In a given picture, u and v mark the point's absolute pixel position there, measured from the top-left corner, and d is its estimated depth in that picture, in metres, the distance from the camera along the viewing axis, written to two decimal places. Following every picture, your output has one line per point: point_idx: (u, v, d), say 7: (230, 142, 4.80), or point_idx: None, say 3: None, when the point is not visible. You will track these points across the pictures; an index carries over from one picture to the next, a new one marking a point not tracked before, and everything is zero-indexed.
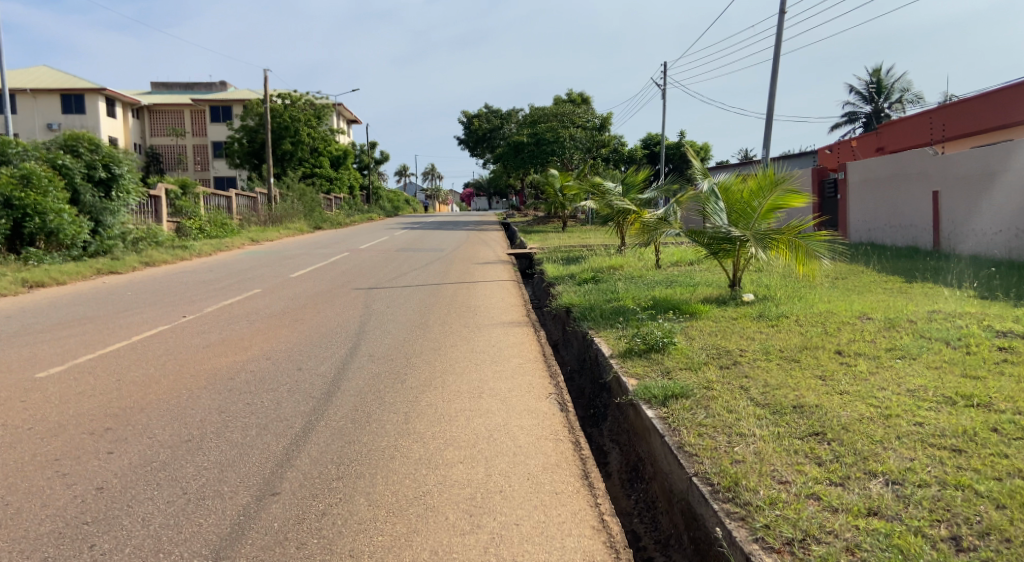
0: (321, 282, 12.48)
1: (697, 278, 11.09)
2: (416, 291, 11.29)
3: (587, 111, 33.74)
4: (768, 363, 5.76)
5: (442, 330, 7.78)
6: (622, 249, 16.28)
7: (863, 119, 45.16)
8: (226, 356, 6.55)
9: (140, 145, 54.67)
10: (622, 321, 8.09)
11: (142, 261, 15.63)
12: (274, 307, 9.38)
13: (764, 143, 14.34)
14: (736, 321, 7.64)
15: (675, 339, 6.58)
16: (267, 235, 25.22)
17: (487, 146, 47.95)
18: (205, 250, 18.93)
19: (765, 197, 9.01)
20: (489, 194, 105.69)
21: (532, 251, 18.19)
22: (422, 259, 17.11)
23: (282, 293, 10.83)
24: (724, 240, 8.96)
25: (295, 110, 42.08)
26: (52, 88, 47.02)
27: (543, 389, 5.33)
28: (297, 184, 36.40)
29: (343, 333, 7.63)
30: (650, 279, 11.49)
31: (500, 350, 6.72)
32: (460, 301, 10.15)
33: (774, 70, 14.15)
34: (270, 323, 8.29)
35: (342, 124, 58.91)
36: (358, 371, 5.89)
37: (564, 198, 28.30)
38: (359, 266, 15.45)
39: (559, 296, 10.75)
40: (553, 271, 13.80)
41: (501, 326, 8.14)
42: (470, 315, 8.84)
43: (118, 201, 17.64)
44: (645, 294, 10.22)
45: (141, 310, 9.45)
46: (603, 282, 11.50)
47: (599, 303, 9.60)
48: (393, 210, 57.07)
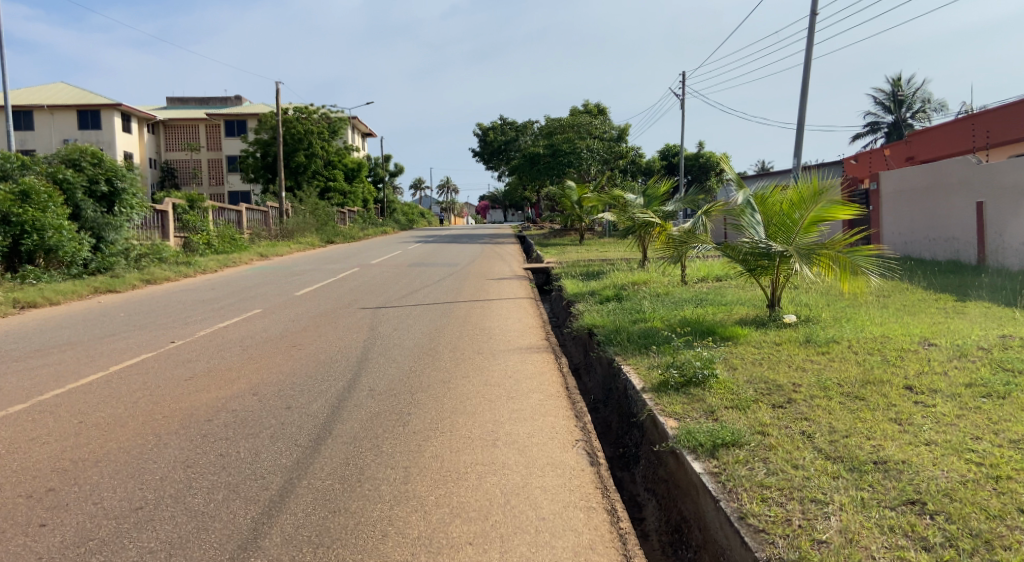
0: (326, 301, 11.78)
1: (729, 297, 10.27)
2: (427, 311, 10.55)
3: (603, 123, 33.00)
4: (828, 401, 4.95)
5: (453, 357, 7.03)
6: (644, 263, 15.45)
7: (885, 129, 44.10)
8: (209, 390, 5.83)
9: (155, 160, 54.61)
10: (652, 346, 7.32)
11: (144, 278, 15.01)
12: (272, 331, 8.68)
13: (795, 154, 13.48)
14: (781, 346, 6.84)
15: (716, 370, 5.77)
16: (278, 250, 24.64)
17: (501, 158, 47.31)
18: (211, 266, 18.33)
19: (807, 208, 8.18)
20: (503, 208, 105.03)
21: (550, 265, 17.42)
22: (434, 275, 16.37)
23: (283, 314, 10.11)
24: (762, 256, 8.13)
25: (308, 123, 41.72)
26: (68, 104, 47.03)
27: (568, 434, 4.55)
28: (310, 198, 35.94)
29: (342, 361, 6.90)
30: (677, 297, 10.68)
31: (518, 383, 5.95)
32: (474, 321, 9.41)
33: (806, 76, 13.31)
34: (264, 349, 7.57)
35: (356, 138, 58.60)
36: (354, 410, 5.16)
37: (581, 210, 27.51)
38: (368, 283, 14.75)
39: (580, 316, 9.98)
40: (573, 287, 13.01)
41: (517, 351, 7.38)
42: (484, 338, 8.08)
43: (121, 216, 17.02)
44: (675, 314, 9.42)
45: (131, 335, 8.76)
46: (627, 300, 10.70)
47: (625, 324, 8.82)
48: (406, 222, 56.57)
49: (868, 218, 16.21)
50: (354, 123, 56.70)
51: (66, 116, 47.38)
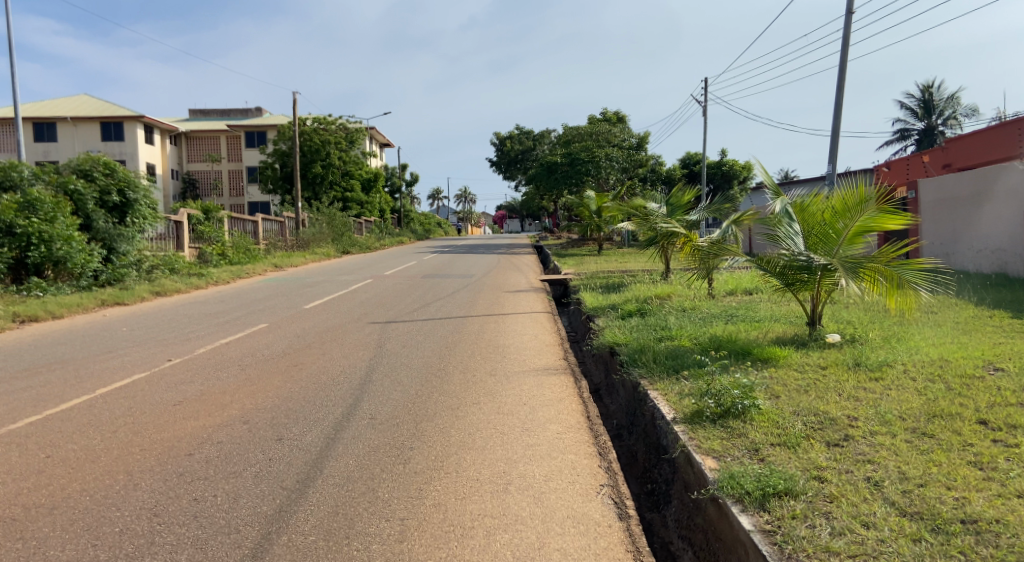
0: (336, 315, 11.26)
1: (761, 313, 9.64)
2: (439, 326, 10.02)
3: (624, 131, 32.47)
4: (891, 439, 4.34)
5: (464, 380, 6.47)
6: (668, 275, 14.83)
7: (914, 137, 43.14)
8: (197, 418, 5.31)
9: (177, 171, 54.80)
10: (682, 370, 6.72)
11: (153, 290, 14.62)
12: (276, 348, 8.17)
13: (830, 160, 12.99)
14: (825, 371, 6.21)
15: (758, 398, 5.17)
16: (293, 261, 24.26)
17: (521, 168, 46.89)
18: (224, 277, 17.93)
19: (853, 218, 7.53)
20: (522, 219, 104.52)
21: (569, 277, 16.83)
22: (449, 287, 15.84)
23: (289, 330, 9.61)
24: (802, 269, 7.51)
25: (326, 133, 41.65)
26: (91, 115, 47.29)
27: (592, 478, 3.99)
28: (329, 208, 35.68)
29: (345, 384, 6.37)
30: (705, 312, 10.07)
31: (535, 410, 5.38)
32: (489, 338, 8.87)
33: (841, 81, 12.90)
34: (263, 369, 7.04)
35: (375, 148, 58.50)
36: (351, 443, 4.61)
37: (600, 219, 26.87)
38: (381, 295, 14.25)
39: (601, 332, 9.37)
40: (593, 301, 12.43)
41: (534, 373, 6.81)
42: (500, 358, 7.52)
43: (134, 227, 16.59)
44: (704, 331, 8.80)
45: (127, 352, 8.28)
46: (652, 316, 10.09)
47: (650, 343, 8.21)
48: (424, 232, 56.23)
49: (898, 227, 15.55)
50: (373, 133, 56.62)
51: (89, 128, 47.66)
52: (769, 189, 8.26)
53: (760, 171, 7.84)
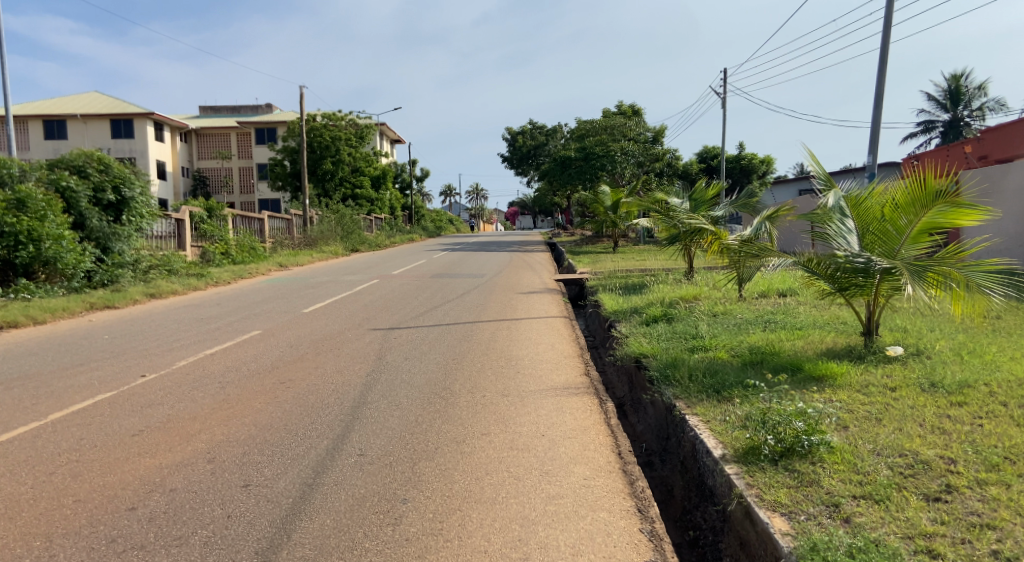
0: (336, 320, 10.43)
1: (801, 320, 8.76)
2: (447, 333, 9.18)
3: (640, 125, 31.47)
4: (1009, 497, 3.50)
5: (473, 402, 5.63)
6: (691, 275, 13.94)
7: (939, 129, 41.90)
8: (155, 453, 4.49)
9: (186, 169, 54.29)
10: (723, 390, 5.86)
11: (148, 292, 13.84)
12: (264, 361, 7.35)
13: (871, 151, 12.08)
14: (894, 395, 5.36)
15: (827, 432, 4.31)
16: (300, 260, 23.47)
17: (533, 164, 45.99)
18: (225, 277, 17.17)
19: (917, 214, 6.54)
20: (534, 215, 103.85)
21: (585, 276, 15.96)
22: (460, 288, 14.98)
23: (282, 338, 8.77)
24: (858, 273, 6.66)
25: (336, 129, 40.95)
26: (101, 112, 46.73)
27: (635, 550, 3.17)
28: (338, 205, 34.97)
29: (336, 406, 5.54)
30: (738, 318, 9.17)
31: (557, 443, 4.55)
32: (501, 347, 8.01)
33: (881, 68, 12.03)
34: (245, 387, 6.22)
35: (386, 144, 57.81)
36: (331, 492, 3.78)
37: (616, 216, 25.94)
38: (387, 297, 13.43)
39: (626, 339, 8.51)
40: (612, 303, 11.57)
41: (554, 392, 5.96)
42: (514, 372, 6.67)
43: (130, 225, 15.79)
44: (741, 339, 7.93)
45: (100, 364, 7.46)
46: (680, 322, 9.19)
47: (681, 354, 7.36)
48: (435, 229, 55.49)
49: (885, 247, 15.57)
50: (384, 129, 55.90)
51: (99, 125, 47.12)
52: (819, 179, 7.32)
53: (810, 160, 6.91)
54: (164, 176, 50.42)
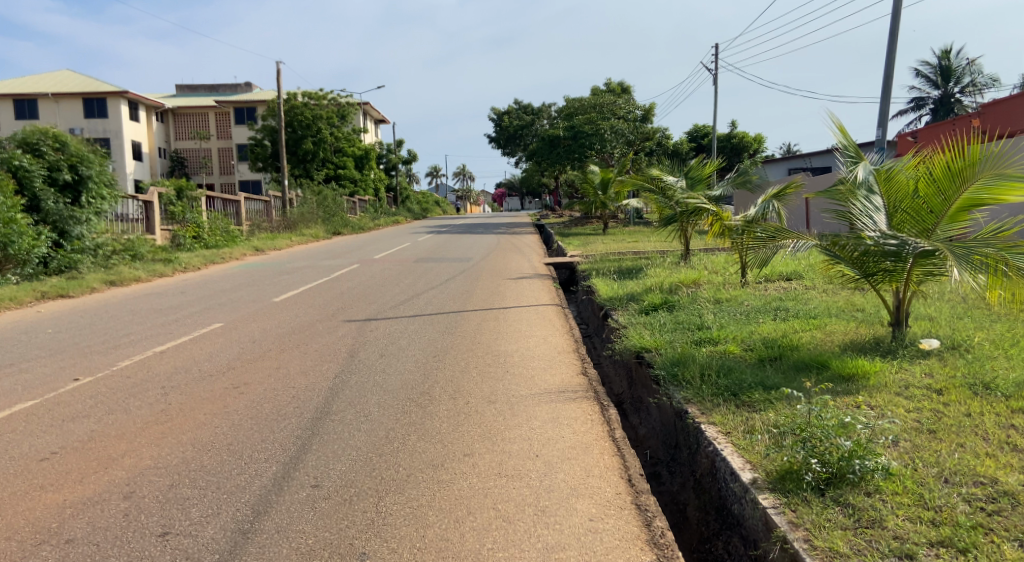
0: (308, 310, 9.60)
1: (814, 307, 8.01)
2: (427, 325, 8.37)
3: (629, 102, 30.47)
4: None
5: (454, 412, 4.84)
6: (688, 258, 13.20)
7: (929, 106, 41.27)
8: (63, 486, 3.68)
9: (164, 149, 52.86)
10: (740, 393, 5.10)
11: (108, 280, 12.90)
12: (219, 360, 6.52)
13: (880, 124, 11.32)
14: (942, 399, 4.62)
15: (883, 454, 3.57)
16: (277, 244, 22.49)
17: (519, 143, 45.03)
18: (194, 262, 16.23)
19: (960, 189, 5.76)
20: (522, 195, 102.81)
21: (576, 259, 15.21)
22: (444, 273, 14.16)
23: (245, 332, 7.93)
24: (887, 257, 5.88)
25: (316, 108, 39.74)
26: (74, 91, 45.13)
27: None
28: (319, 186, 33.93)
29: (293, 419, 4.74)
30: (746, 305, 8.42)
31: (555, 469, 3.78)
32: (488, 342, 7.22)
33: (892, 36, 11.24)
34: (192, 394, 5.40)
35: (369, 124, 56.52)
36: (271, 545, 3.00)
37: (605, 196, 25.13)
38: (366, 283, 12.59)
39: (624, 331, 7.74)
40: (606, 289, 10.80)
41: (546, 397, 5.18)
42: (501, 373, 5.88)
43: (89, 207, 14.79)
44: (751, 330, 7.15)
45: (33, 364, 6.60)
46: (682, 311, 8.43)
47: (688, 349, 6.59)
48: (420, 211, 54.49)
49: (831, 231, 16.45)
50: (366, 108, 54.55)
51: (72, 105, 45.58)
52: (845, 151, 6.57)
53: (836, 129, 6.19)
54: (140, 156, 49.02)
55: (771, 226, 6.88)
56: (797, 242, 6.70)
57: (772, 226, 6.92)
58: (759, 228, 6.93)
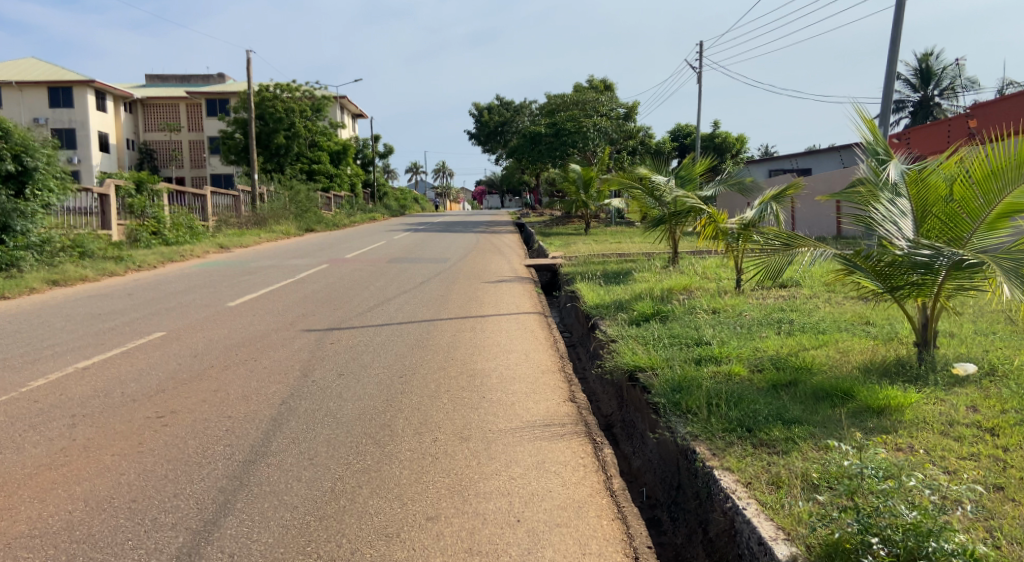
0: (264, 317, 8.72)
1: (823, 321, 7.27)
2: (394, 336, 7.53)
3: (612, 99, 29.81)
4: None
5: (417, 454, 4.03)
6: (676, 262, 12.50)
7: (910, 108, 41.08)
8: None
9: (132, 141, 51.26)
10: (757, 429, 4.34)
11: (50, 280, 11.89)
12: (149, 380, 5.68)
13: (883, 121, 10.68)
14: (999, 442, 3.89)
15: (959, 529, 2.81)
16: (244, 240, 21.48)
17: (498, 140, 44.20)
18: (150, 260, 15.23)
19: (1004, 192, 5.02)
20: (501, 192, 101.93)
21: (558, 261, 14.48)
22: (418, 275, 13.32)
23: (187, 344, 7.05)
24: (916, 269, 5.16)
25: (290, 101, 38.60)
26: (38, 80, 43.53)
27: None
28: (292, 181, 32.83)
29: (221, 463, 3.91)
30: (747, 317, 7.69)
31: (539, 542, 3.01)
32: (463, 358, 6.41)
33: (896, 30, 10.59)
34: (105, 427, 4.54)
35: (345, 117, 55.36)
36: None
37: (587, 195, 24.42)
38: (333, 286, 11.73)
39: (614, 346, 6.98)
40: (592, 296, 10.05)
41: (528, 433, 4.38)
42: (476, 401, 5.07)
43: (34, 200, 13.69)
44: (756, 348, 6.38)
45: None
46: (677, 323, 7.69)
47: (687, 370, 5.84)
48: (397, 207, 53.45)
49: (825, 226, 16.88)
50: (343, 103, 53.37)
51: (37, 94, 44.01)
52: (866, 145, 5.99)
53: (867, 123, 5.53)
54: (107, 148, 47.43)
55: (783, 231, 6.07)
56: (812, 250, 5.91)
57: (784, 230, 6.11)
58: (769, 231, 6.12)
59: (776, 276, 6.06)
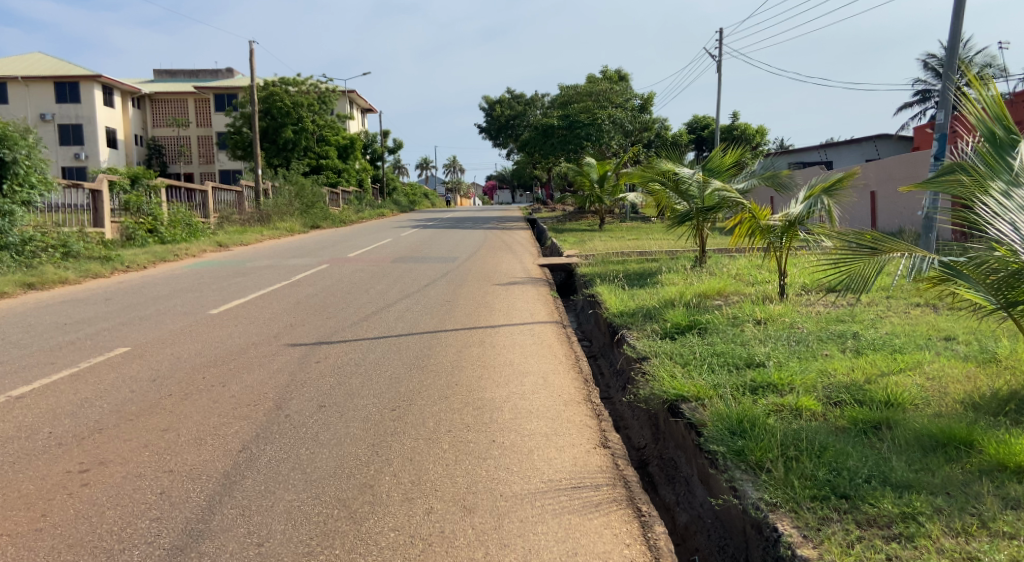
0: (246, 327, 7.72)
1: (897, 338, 6.16)
2: (391, 353, 6.50)
3: (627, 90, 28.66)
4: None
5: (403, 539, 2.99)
6: (703, 262, 11.45)
7: (936, 98, 39.68)
8: None
9: (139, 136, 50.51)
10: (858, 499, 3.27)
11: (23, 283, 10.93)
12: (88, 414, 4.68)
13: (943, 107, 9.63)
14: None
15: None
16: (245, 238, 20.52)
17: (510, 134, 43.11)
18: (139, 260, 14.27)
19: None
20: (513, 187, 100.73)
21: (574, 260, 13.44)
22: (424, 276, 12.29)
23: (149, 364, 6.04)
24: None
25: (297, 95, 37.66)
26: (44, 75, 42.79)
27: None
28: (298, 175, 31.86)
29: (139, 553, 2.90)
30: (801, 332, 6.61)
31: None
32: (470, 384, 5.35)
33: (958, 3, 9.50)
34: (9, 487, 3.54)
35: (354, 112, 54.41)
36: None
37: (602, 189, 23.31)
38: (330, 289, 10.73)
39: (648, 366, 5.90)
40: (615, 301, 9.00)
41: (554, 503, 3.33)
42: (484, 449, 4.02)
43: (13, 196, 12.75)
44: (824, 374, 5.28)
45: None
46: (719, 336, 6.62)
47: (744, 401, 4.76)
48: (407, 202, 52.46)
49: (860, 219, 17.00)
50: (352, 97, 52.37)
51: (43, 89, 43.31)
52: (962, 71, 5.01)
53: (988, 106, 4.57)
54: (114, 143, 46.69)
55: (867, 231, 4.92)
56: (905, 255, 4.77)
57: (868, 231, 4.97)
58: (850, 231, 4.98)
59: (862, 288, 4.92)
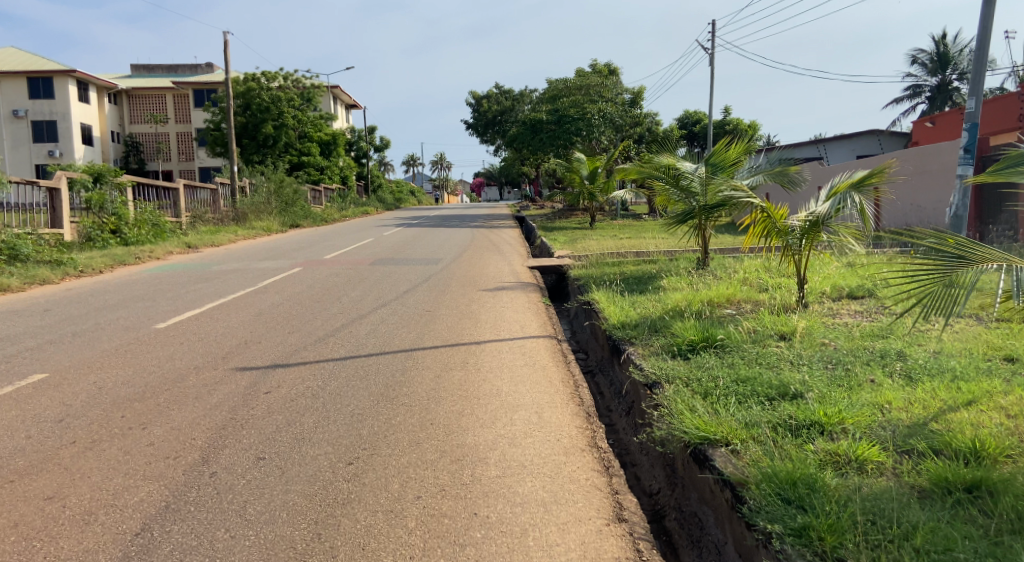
0: (191, 346, 6.69)
1: (951, 359, 5.23)
2: (355, 380, 5.50)
3: (616, 84, 27.64)
4: None
5: None
6: (706, 265, 10.49)
7: (927, 94, 38.99)
8: None
9: (116, 132, 49.05)
10: None
11: None
12: None
13: (975, 93, 8.75)
14: None
15: None
16: (217, 238, 19.38)
17: (498, 130, 42.07)
18: (95, 264, 13.14)
19: None
20: (501, 184, 99.73)
21: (565, 261, 12.55)
22: (403, 280, 11.28)
23: (61, 398, 5.02)
24: None
25: (277, 90, 36.41)
26: (16, 70, 41.31)
27: None
28: (277, 172, 30.68)
29: None
30: (836, 351, 5.65)
31: None
32: (448, 424, 4.37)
33: None
34: None
35: (338, 109, 53.30)
36: None
37: (592, 186, 22.25)
38: (299, 297, 9.71)
39: (661, 396, 4.93)
40: (613, 310, 8.02)
41: None
42: (462, 528, 3.06)
43: None
44: (878, 410, 4.34)
45: None
46: (740, 357, 5.66)
47: (789, 450, 3.81)
48: (393, 200, 51.35)
49: None
50: (335, 92, 51.13)
51: (15, 84, 41.81)
52: None
53: None
54: (90, 140, 45.26)
55: (951, 235, 4.04)
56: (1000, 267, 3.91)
57: (951, 234, 4.08)
58: (928, 234, 4.09)
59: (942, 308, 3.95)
